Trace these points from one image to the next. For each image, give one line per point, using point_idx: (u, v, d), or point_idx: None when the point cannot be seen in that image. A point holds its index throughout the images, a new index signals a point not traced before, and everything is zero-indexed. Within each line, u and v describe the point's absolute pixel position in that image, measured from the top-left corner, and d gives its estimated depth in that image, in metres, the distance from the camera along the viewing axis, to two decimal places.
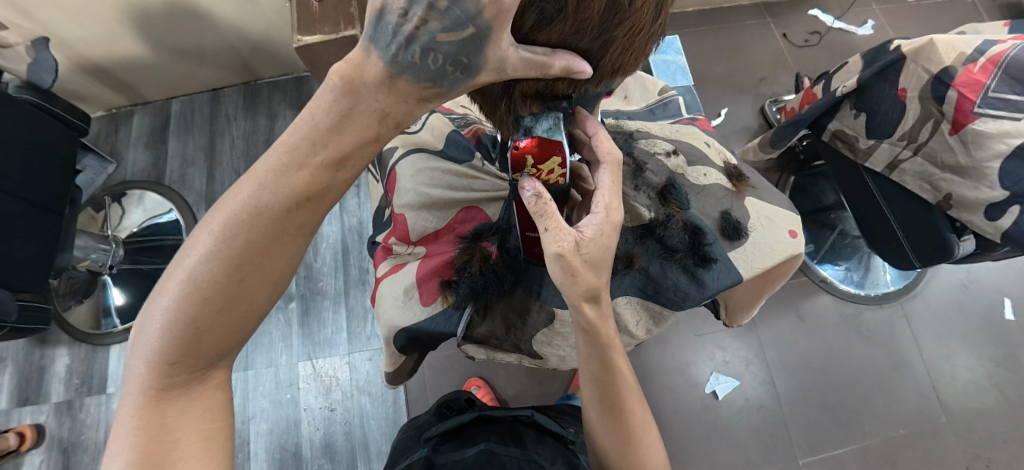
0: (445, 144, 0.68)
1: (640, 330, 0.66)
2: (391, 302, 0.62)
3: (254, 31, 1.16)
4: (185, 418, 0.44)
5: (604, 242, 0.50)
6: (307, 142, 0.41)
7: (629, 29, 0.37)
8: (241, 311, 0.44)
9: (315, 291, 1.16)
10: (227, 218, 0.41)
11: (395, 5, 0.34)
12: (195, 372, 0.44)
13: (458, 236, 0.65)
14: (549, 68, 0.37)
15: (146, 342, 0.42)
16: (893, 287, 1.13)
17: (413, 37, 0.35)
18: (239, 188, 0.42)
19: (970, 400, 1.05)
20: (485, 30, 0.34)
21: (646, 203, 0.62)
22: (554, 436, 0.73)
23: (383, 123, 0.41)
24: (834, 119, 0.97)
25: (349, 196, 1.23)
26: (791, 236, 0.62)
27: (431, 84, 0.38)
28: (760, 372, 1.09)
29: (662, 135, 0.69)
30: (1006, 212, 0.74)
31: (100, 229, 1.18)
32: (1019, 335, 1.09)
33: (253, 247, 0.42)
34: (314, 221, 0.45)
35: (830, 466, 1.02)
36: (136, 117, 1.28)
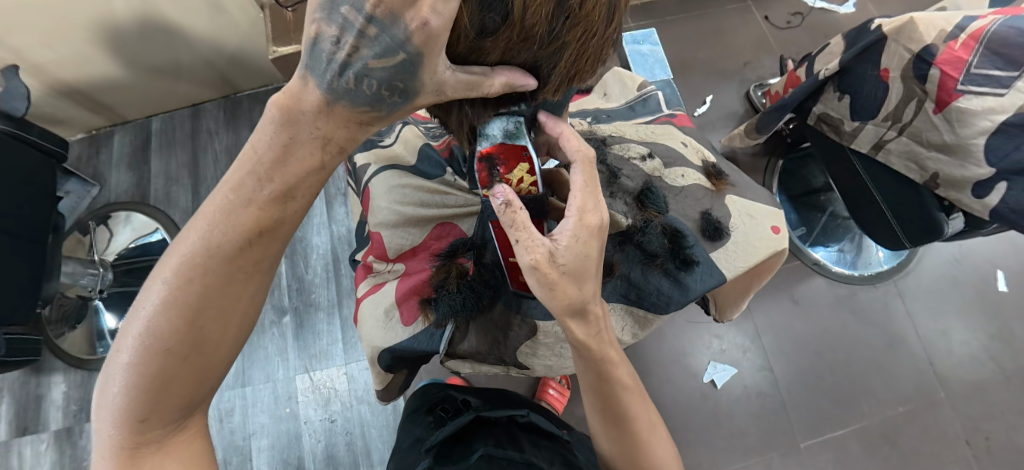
0: (416, 158, 0.69)
1: (626, 335, 0.65)
2: (373, 323, 0.62)
3: (228, 43, 1.14)
4: (164, 469, 0.43)
5: (580, 250, 0.48)
6: (251, 178, 0.42)
7: (582, 33, 0.36)
8: (207, 357, 0.44)
9: (308, 304, 1.15)
10: (177, 267, 0.42)
11: (328, 32, 0.33)
12: (168, 424, 0.44)
13: (434, 253, 0.64)
14: (485, 87, 0.36)
15: (112, 401, 0.42)
16: (886, 265, 1.13)
17: (346, 65, 0.34)
18: (185, 234, 0.43)
19: (967, 374, 1.05)
20: (417, 57, 0.33)
21: (622, 210, 0.61)
22: (550, 439, 0.74)
23: (326, 150, 0.41)
24: (818, 102, 0.97)
25: (337, 205, 1.22)
26: (774, 232, 0.62)
27: (370, 109, 0.37)
28: (757, 358, 1.09)
29: (636, 137, 0.69)
30: (993, 189, 0.73)
31: (87, 254, 1.16)
32: (1013, 306, 1.09)
33: (210, 291, 0.42)
34: (272, 255, 0.45)
35: (832, 447, 1.03)
36: (116, 138, 1.26)
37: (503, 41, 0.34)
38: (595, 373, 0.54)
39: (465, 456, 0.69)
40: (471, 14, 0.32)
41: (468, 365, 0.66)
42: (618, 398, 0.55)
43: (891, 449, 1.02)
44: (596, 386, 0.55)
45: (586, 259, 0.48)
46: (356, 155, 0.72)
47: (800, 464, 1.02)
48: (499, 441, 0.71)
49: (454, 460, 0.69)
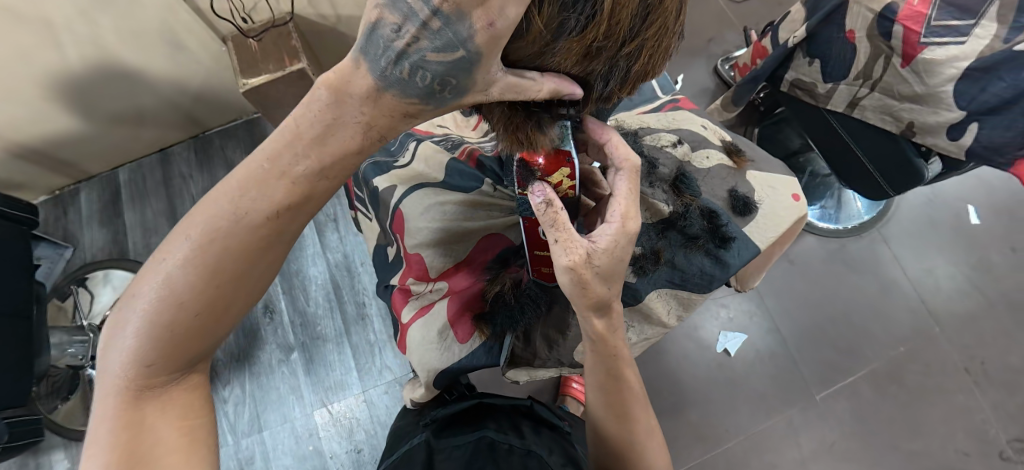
0: (446, 173, 0.66)
1: (672, 319, 0.65)
2: (426, 345, 0.60)
3: (192, 80, 1.10)
4: (165, 413, 0.43)
5: (619, 254, 0.49)
6: (287, 150, 0.38)
7: (656, 29, 0.36)
8: (216, 315, 0.42)
9: (315, 337, 1.12)
10: (202, 225, 0.40)
11: (390, 19, 0.32)
12: (173, 372, 0.43)
13: (480, 267, 0.65)
14: (534, 91, 0.37)
15: (121, 342, 0.41)
16: (866, 215, 1.19)
17: (404, 54, 0.33)
18: (217, 192, 0.40)
19: (955, 306, 1.12)
20: (476, 55, 0.32)
21: (662, 198, 0.64)
22: (550, 428, 0.70)
23: (368, 136, 0.38)
24: (789, 69, 1.00)
25: (329, 231, 1.19)
26: (794, 200, 0.64)
27: (420, 102, 0.36)
28: (764, 321, 1.13)
29: (661, 125, 0.70)
30: (965, 131, 0.76)
31: (71, 320, 1.11)
32: (986, 236, 1.16)
33: (231, 254, 0.40)
34: (295, 228, 0.42)
35: (846, 395, 1.08)
36: (83, 195, 1.20)
37: (585, 41, 0.34)
38: (607, 373, 0.56)
39: (465, 432, 0.66)
40: (556, 17, 0.32)
41: (529, 373, 0.63)
42: (627, 398, 0.57)
43: (899, 387, 1.08)
44: (604, 389, 0.57)
45: (619, 264, 0.50)
46: (372, 180, 0.67)
47: (820, 416, 1.06)
48: (501, 424, 0.68)
49: (453, 433, 0.66)
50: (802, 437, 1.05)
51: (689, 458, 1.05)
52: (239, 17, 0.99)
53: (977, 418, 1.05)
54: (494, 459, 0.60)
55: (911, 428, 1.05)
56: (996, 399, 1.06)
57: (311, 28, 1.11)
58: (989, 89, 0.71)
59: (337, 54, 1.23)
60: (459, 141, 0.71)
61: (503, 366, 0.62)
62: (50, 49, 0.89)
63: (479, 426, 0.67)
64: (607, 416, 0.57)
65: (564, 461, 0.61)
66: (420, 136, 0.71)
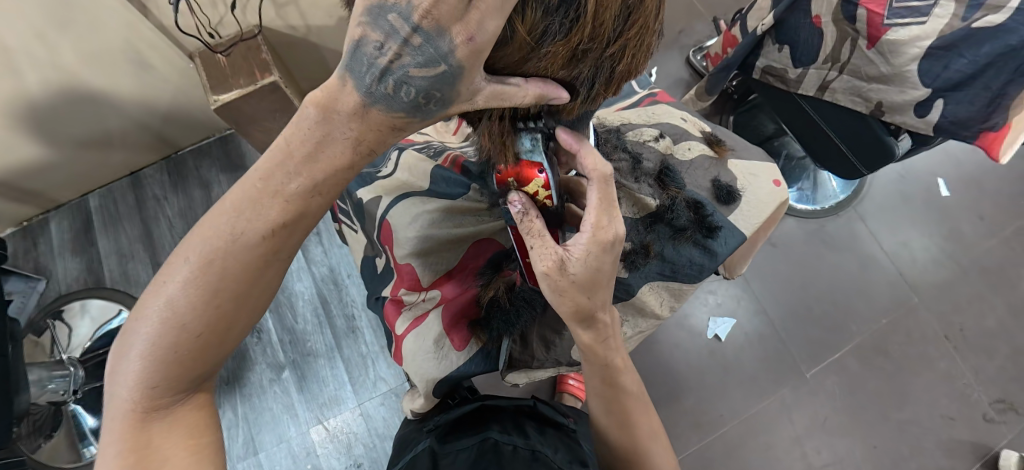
0: (430, 180, 0.65)
1: (665, 309, 0.66)
2: (423, 355, 0.59)
3: (160, 99, 1.07)
4: (171, 435, 0.42)
5: (594, 266, 0.49)
6: (279, 169, 0.38)
7: (639, 29, 0.37)
8: (218, 335, 0.42)
9: (306, 354, 1.11)
10: (200, 246, 0.39)
11: (373, 36, 0.32)
12: (178, 392, 0.43)
13: (473, 272, 0.64)
14: (518, 98, 0.37)
15: (127, 366, 0.41)
16: (842, 195, 1.21)
17: (387, 71, 0.33)
18: (214, 213, 0.40)
19: (932, 277, 1.15)
20: (458, 68, 0.33)
21: (648, 192, 0.64)
22: (556, 427, 0.67)
23: (358, 151, 0.37)
24: (760, 56, 1.02)
25: (313, 245, 1.18)
26: (775, 185, 0.66)
27: (406, 116, 0.36)
28: (751, 305, 1.15)
29: (642, 120, 0.70)
30: (932, 107, 0.79)
31: (49, 355, 1.07)
32: (957, 207, 1.20)
33: (230, 274, 0.40)
34: (292, 246, 0.42)
35: (834, 370, 1.10)
36: (53, 224, 1.16)
37: (570, 45, 0.35)
38: (604, 380, 0.58)
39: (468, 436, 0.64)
40: (541, 23, 0.33)
41: (525, 376, 0.64)
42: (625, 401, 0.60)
43: (884, 359, 1.10)
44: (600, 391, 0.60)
45: (599, 271, 0.49)
46: (356, 192, 0.67)
47: (812, 393, 1.09)
48: (505, 426, 0.65)
49: (457, 438, 0.64)
50: (795, 414, 1.08)
51: (688, 443, 1.06)
52: (206, 33, 0.96)
53: (960, 384, 1.08)
54: (497, 460, 0.58)
55: (898, 398, 1.08)
56: (977, 363, 1.10)
57: (281, 40, 1.10)
58: (952, 66, 0.73)
59: (310, 65, 1.22)
60: (441, 148, 0.69)
61: (502, 369, 0.62)
62: (8, 76, 0.86)
63: (481, 429, 0.64)
64: (605, 412, 0.60)
65: (569, 459, 0.58)
66: (402, 144, 0.70)
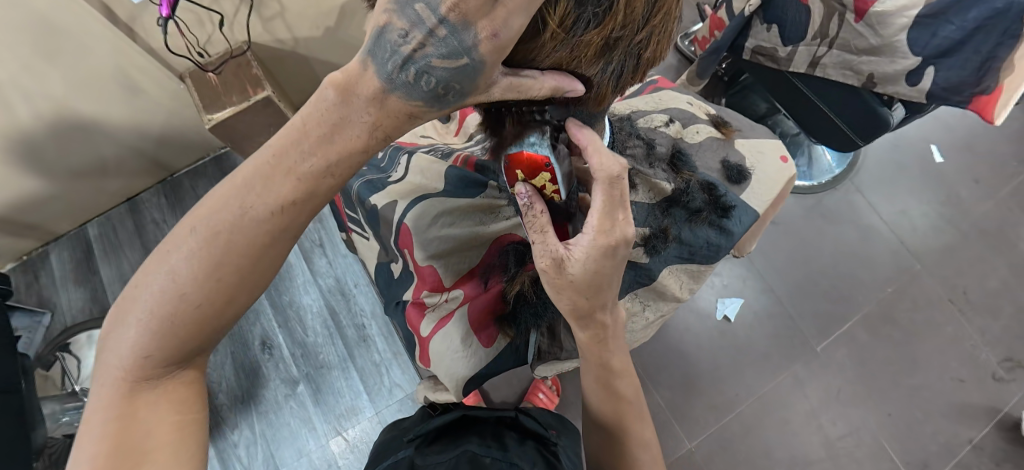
0: (445, 181, 0.63)
1: (685, 292, 0.67)
2: (452, 355, 0.59)
3: (154, 123, 1.07)
4: (159, 409, 0.40)
5: (595, 268, 0.46)
6: (294, 147, 0.37)
7: (663, 16, 0.37)
8: (217, 309, 0.40)
9: (319, 366, 1.10)
10: (207, 216, 0.39)
11: (398, 24, 0.33)
12: (172, 364, 0.41)
13: (494, 270, 0.63)
14: (534, 90, 0.37)
15: (123, 334, 0.40)
16: (837, 169, 1.23)
17: (410, 60, 0.33)
18: (225, 185, 0.39)
19: (931, 243, 1.17)
20: (479, 62, 0.33)
21: (664, 177, 0.64)
22: (535, 440, 0.68)
23: (374, 136, 0.37)
24: (748, 38, 1.02)
25: (317, 256, 1.17)
26: (783, 161, 0.67)
27: (424, 105, 0.36)
28: (757, 284, 1.16)
29: (650, 107, 0.70)
30: (924, 75, 0.80)
31: (60, 388, 1.06)
32: (951, 172, 1.22)
33: (236, 248, 0.38)
34: (300, 226, 0.40)
35: (844, 342, 1.12)
36: (53, 255, 1.15)
37: (604, 33, 0.35)
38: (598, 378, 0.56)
39: (448, 450, 0.63)
40: (574, 12, 0.33)
41: (557, 367, 0.67)
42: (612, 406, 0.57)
43: (892, 327, 1.12)
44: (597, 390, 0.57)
45: (598, 275, 0.47)
46: (369, 198, 0.65)
47: (824, 366, 1.10)
48: (484, 438, 0.65)
49: (438, 449, 0.64)
50: (809, 388, 1.09)
51: (706, 425, 1.07)
52: (195, 52, 0.97)
53: (968, 345, 1.10)
54: None
55: (908, 364, 1.10)
56: (982, 324, 1.11)
57: (271, 54, 1.10)
58: (941, 33, 0.74)
59: (300, 78, 1.22)
60: (448, 150, 0.69)
61: (532, 362, 0.66)
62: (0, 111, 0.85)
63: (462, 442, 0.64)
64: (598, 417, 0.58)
65: None
66: (409, 149, 0.69)
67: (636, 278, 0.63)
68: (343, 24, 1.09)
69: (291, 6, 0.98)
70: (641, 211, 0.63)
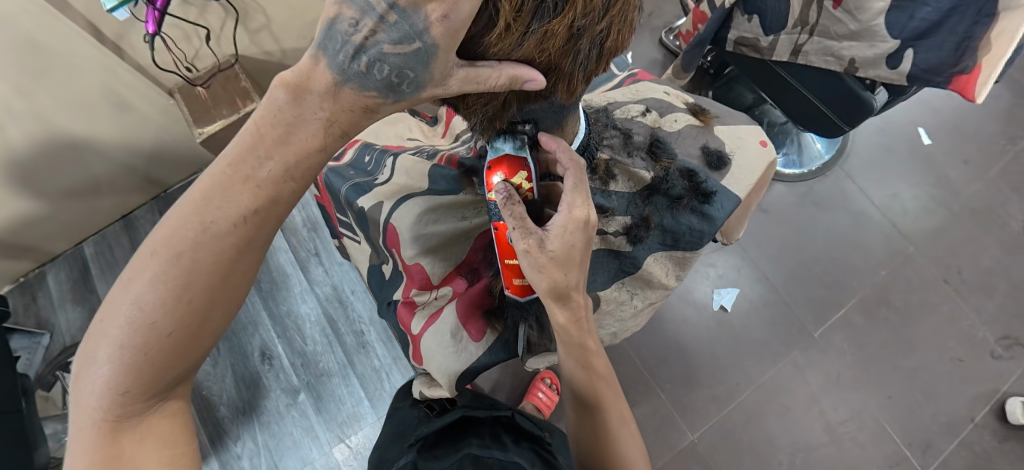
0: (429, 181, 0.64)
1: (672, 279, 0.69)
2: (443, 352, 0.60)
3: (145, 139, 1.08)
4: (144, 447, 0.40)
5: (572, 241, 0.49)
6: (250, 153, 0.39)
7: (621, 6, 0.38)
8: (193, 331, 0.40)
9: (319, 374, 1.11)
10: (169, 238, 0.39)
11: (348, 14, 0.34)
12: (152, 398, 0.41)
13: (480, 265, 0.64)
14: (492, 80, 0.37)
15: (94, 372, 0.39)
16: (826, 155, 1.23)
17: (362, 48, 0.34)
18: (181, 207, 0.39)
19: (923, 224, 1.17)
20: (432, 47, 0.34)
21: (642, 165, 0.64)
22: (532, 439, 0.71)
23: (329, 133, 0.39)
24: (731, 29, 1.03)
25: (313, 266, 1.18)
26: (762, 145, 0.68)
27: (378, 95, 0.37)
28: (752, 273, 1.16)
29: (627, 98, 0.71)
30: (902, 57, 0.81)
31: (62, 408, 1.07)
32: (939, 153, 1.23)
33: (204, 265, 0.39)
34: (265, 236, 0.42)
35: (841, 326, 1.12)
36: (50, 276, 1.16)
37: (565, 22, 0.35)
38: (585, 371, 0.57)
39: (449, 454, 0.65)
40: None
41: (544, 359, 0.69)
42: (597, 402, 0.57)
43: (888, 310, 1.13)
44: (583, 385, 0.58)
45: (575, 249, 0.49)
46: (356, 201, 0.65)
47: (822, 352, 1.10)
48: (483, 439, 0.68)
49: (438, 453, 0.65)
50: (809, 375, 1.09)
51: (708, 416, 1.07)
52: (183, 67, 0.98)
53: (964, 325, 1.11)
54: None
55: (905, 347, 1.10)
56: (978, 303, 1.12)
57: (258, 66, 1.11)
58: (917, 14, 0.75)
59: None
60: (433, 152, 0.70)
61: (523, 354, 0.67)
62: None
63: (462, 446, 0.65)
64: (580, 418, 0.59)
65: None
66: (395, 151, 0.70)
67: (622, 267, 0.65)
68: None
69: (275, 17, 0.99)
70: (622, 201, 0.64)
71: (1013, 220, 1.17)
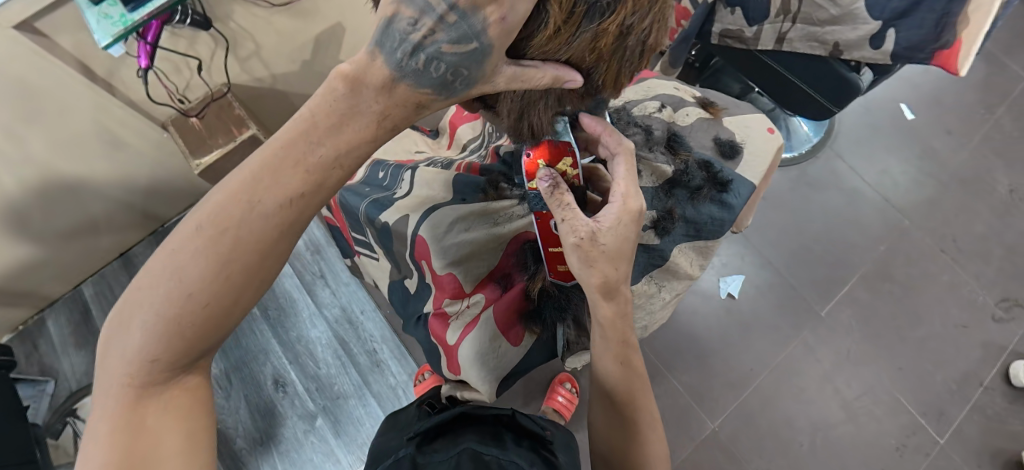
0: (452, 189, 0.64)
1: (695, 269, 0.70)
2: (486, 357, 0.61)
3: (140, 174, 1.06)
4: (166, 415, 0.41)
5: (623, 232, 0.50)
6: (302, 139, 0.39)
7: (663, 2, 0.38)
8: (225, 310, 0.40)
9: (335, 397, 1.09)
10: (214, 212, 0.38)
11: (406, 13, 0.35)
12: (177, 369, 0.41)
13: (513, 270, 0.64)
14: (538, 79, 0.39)
15: (126, 339, 0.39)
16: (815, 137, 1.26)
17: (420, 46, 0.36)
18: (229, 184, 0.39)
19: (915, 197, 1.21)
20: (488, 47, 0.36)
21: (663, 160, 0.66)
22: (532, 438, 0.69)
23: (381, 126, 0.40)
24: (714, 23, 1.00)
25: (320, 289, 1.17)
26: (770, 132, 0.70)
27: (431, 92, 0.39)
28: (755, 258, 1.19)
29: (640, 96, 0.72)
30: (885, 37, 0.83)
31: (73, 454, 1.04)
32: (923, 127, 1.27)
33: (246, 245, 0.39)
34: (305, 222, 0.41)
35: (846, 303, 1.14)
36: (50, 321, 1.13)
37: (617, 21, 0.37)
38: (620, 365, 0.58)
39: (448, 448, 0.63)
40: (584, 2, 0.35)
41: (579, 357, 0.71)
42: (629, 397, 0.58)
43: (890, 283, 1.15)
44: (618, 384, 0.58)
45: (626, 242, 0.51)
46: (379, 217, 0.65)
47: (830, 330, 1.13)
48: (483, 436, 0.65)
49: (436, 448, 0.64)
50: (821, 354, 1.11)
51: (726, 405, 1.08)
52: (176, 99, 0.97)
53: (964, 291, 1.14)
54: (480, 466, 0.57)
55: (910, 317, 1.13)
56: (975, 268, 1.15)
57: (249, 93, 1.10)
58: None
59: (280, 113, 1.22)
60: (447, 162, 0.71)
61: (562, 352, 0.68)
62: None
63: (460, 443, 0.63)
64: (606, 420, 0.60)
65: None
66: (410, 165, 0.70)
67: (649, 262, 0.65)
68: (319, 56, 1.10)
69: (265, 43, 0.99)
70: (646, 195, 0.64)
71: (1000, 186, 1.21)
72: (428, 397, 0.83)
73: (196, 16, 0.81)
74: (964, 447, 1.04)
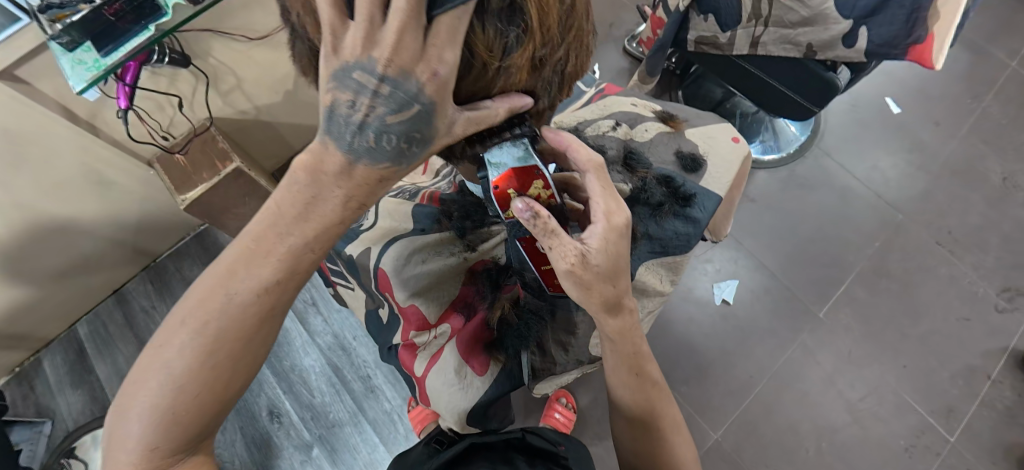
0: (413, 220, 0.66)
1: (666, 284, 0.70)
2: (450, 391, 0.62)
3: (131, 214, 1.08)
4: None
5: (613, 251, 0.50)
6: (272, 231, 0.43)
7: (576, 34, 0.43)
8: (216, 395, 0.44)
9: (330, 425, 1.09)
10: (197, 308, 0.43)
11: (344, 98, 0.39)
12: (176, 455, 0.43)
13: (472, 299, 0.66)
14: (494, 116, 0.43)
15: (125, 431, 0.42)
16: (803, 136, 1.25)
17: (364, 124, 0.40)
18: (208, 279, 0.44)
19: (908, 191, 1.19)
20: (430, 105, 0.39)
21: (619, 179, 0.66)
22: (545, 456, 0.68)
23: (347, 206, 0.43)
24: (689, 30, 1.00)
25: (312, 316, 1.17)
26: (735, 142, 0.71)
27: (392, 164, 0.42)
28: (748, 262, 1.17)
29: (596, 114, 0.74)
30: (858, 35, 0.82)
31: None
32: (911, 120, 1.25)
33: (227, 334, 0.43)
34: (284, 304, 0.46)
35: (844, 302, 1.12)
36: (46, 362, 1.14)
37: (528, 52, 0.40)
38: (630, 369, 0.57)
39: None
40: (500, 41, 0.39)
41: (551, 382, 0.71)
42: (652, 394, 0.59)
43: (888, 280, 1.13)
44: (635, 387, 0.58)
45: (616, 258, 0.51)
46: (344, 250, 0.67)
47: (830, 331, 1.10)
48: (495, 461, 0.63)
49: None
50: (820, 356, 1.09)
51: (728, 413, 1.06)
52: (159, 137, 0.99)
53: (964, 283, 1.12)
54: None
55: (911, 313, 1.10)
56: (974, 259, 1.13)
57: (234, 125, 1.11)
58: None
59: (266, 143, 1.23)
60: (415, 190, 0.72)
61: (528, 381, 0.68)
62: None
63: None
64: (629, 435, 0.60)
65: None
66: None
67: None
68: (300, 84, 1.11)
69: (245, 76, 1.00)
70: None
71: (994, 174, 1.19)
72: (436, 435, 0.81)
73: (175, 54, 0.83)
74: (976, 445, 1.01)
